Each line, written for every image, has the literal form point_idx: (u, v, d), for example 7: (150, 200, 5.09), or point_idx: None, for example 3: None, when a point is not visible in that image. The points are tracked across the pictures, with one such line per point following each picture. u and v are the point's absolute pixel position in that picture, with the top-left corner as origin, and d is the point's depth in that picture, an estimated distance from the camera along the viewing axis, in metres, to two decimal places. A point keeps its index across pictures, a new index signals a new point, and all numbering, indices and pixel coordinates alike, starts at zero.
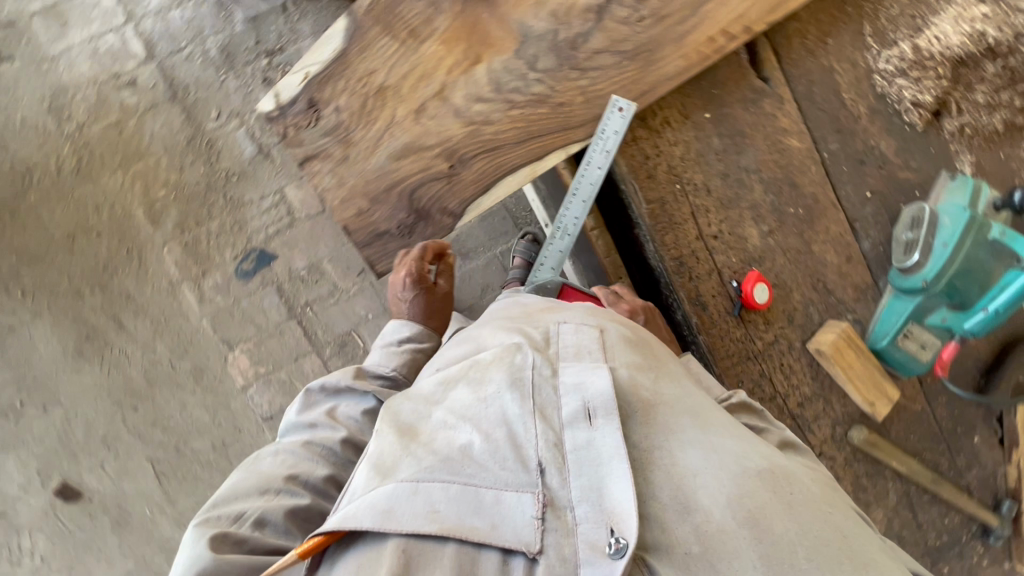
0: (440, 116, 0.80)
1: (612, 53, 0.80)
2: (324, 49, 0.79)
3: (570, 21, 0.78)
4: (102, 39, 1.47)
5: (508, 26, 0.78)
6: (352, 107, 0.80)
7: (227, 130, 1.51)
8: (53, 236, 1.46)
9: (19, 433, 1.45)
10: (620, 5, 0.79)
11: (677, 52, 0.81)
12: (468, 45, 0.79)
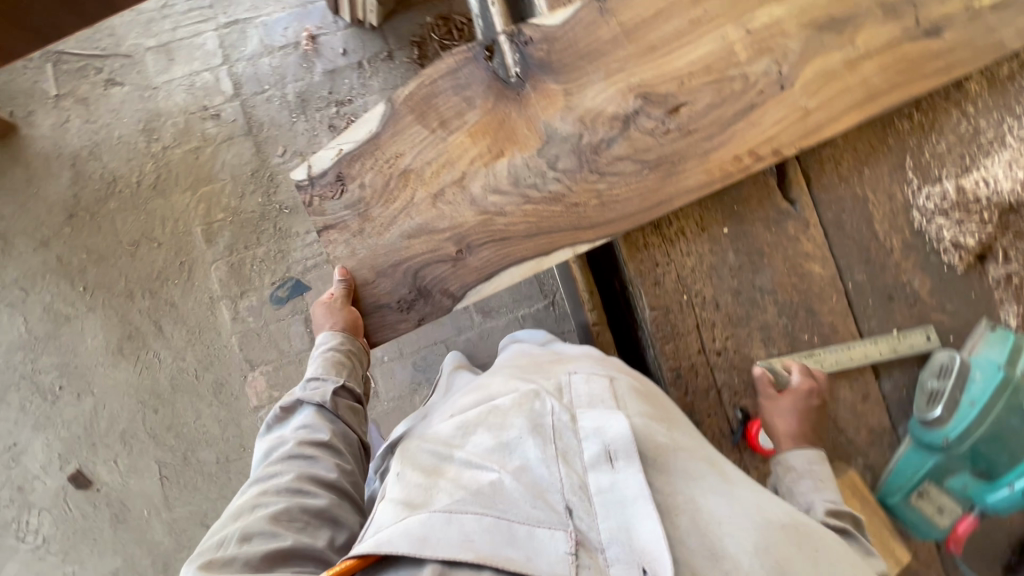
0: (457, 203, 0.85)
1: (634, 160, 0.84)
2: (360, 130, 0.87)
3: (596, 127, 0.84)
4: (199, 76, 1.65)
5: (535, 126, 0.85)
6: (375, 184, 0.86)
7: (289, 167, 1.64)
8: (119, 242, 1.60)
9: (52, 416, 1.56)
10: (647, 117, 0.84)
11: (700, 166, 0.84)
12: (494, 139, 0.85)
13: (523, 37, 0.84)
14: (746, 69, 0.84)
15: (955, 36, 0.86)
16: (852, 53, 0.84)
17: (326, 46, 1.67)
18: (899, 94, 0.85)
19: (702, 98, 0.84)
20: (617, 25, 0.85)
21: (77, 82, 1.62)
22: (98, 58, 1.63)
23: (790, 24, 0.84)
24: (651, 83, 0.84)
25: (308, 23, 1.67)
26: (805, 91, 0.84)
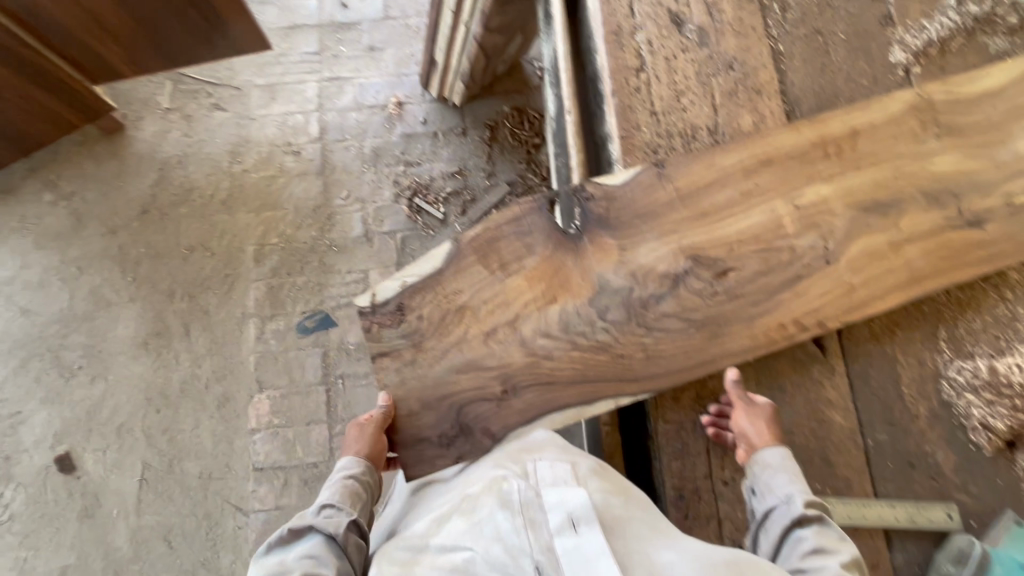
0: (506, 342, 0.87)
1: (681, 318, 0.87)
2: (426, 264, 0.91)
3: (646, 283, 0.87)
4: (292, 117, 1.82)
5: (588, 276, 0.88)
6: (432, 317, 0.89)
7: (348, 210, 1.76)
8: (177, 245, 1.70)
9: (61, 395, 1.59)
10: (696, 279, 0.87)
11: (746, 331, 0.86)
12: (549, 285, 0.88)
13: (585, 194, 0.89)
14: (792, 241, 0.88)
15: (999, 225, 0.90)
16: (896, 236, 0.89)
17: (410, 113, 1.84)
18: (940, 282, 0.88)
19: (749, 266, 0.87)
20: (673, 191, 0.89)
21: (186, 101, 1.81)
22: (212, 85, 1.83)
23: (836, 201, 0.89)
24: (703, 247, 0.88)
25: (399, 91, 1.86)
26: (852, 267, 0.88)
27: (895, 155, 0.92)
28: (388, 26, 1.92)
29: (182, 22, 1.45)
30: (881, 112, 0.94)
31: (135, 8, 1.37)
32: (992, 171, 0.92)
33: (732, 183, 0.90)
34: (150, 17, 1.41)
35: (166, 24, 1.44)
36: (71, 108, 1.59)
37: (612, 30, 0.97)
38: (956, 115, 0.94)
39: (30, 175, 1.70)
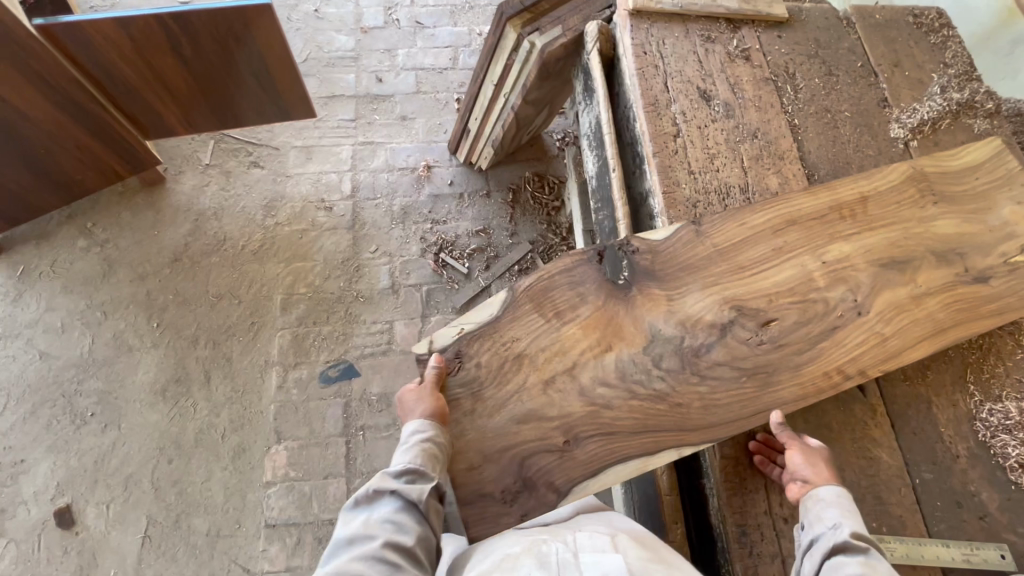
0: (567, 392, 0.87)
1: (731, 366, 0.89)
2: (481, 311, 0.91)
3: (696, 331, 0.90)
4: (326, 176, 1.93)
5: (641, 326, 0.90)
6: (491, 365, 0.88)
7: (375, 263, 1.82)
8: (205, 293, 1.73)
9: (70, 442, 1.53)
10: (741, 329, 0.90)
11: (792, 380, 0.89)
12: (603, 333, 0.90)
13: (631, 248, 0.93)
14: (824, 293, 0.93)
15: (1004, 281, 0.96)
16: (915, 290, 0.94)
17: (438, 176, 1.96)
18: (960, 333, 0.93)
19: (788, 317, 0.91)
20: (711, 246, 0.95)
21: (226, 158, 1.91)
22: (251, 144, 1.94)
23: (858, 260, 0.95)
24: (746, 297, 0.92)
25: (428, 156, 1.99)
26: (880, 318, 0.93)
27: (903, 218, 0.98)
28: (419, 98, 2.09)
29: (240, 85, 1.57)
30: (883, 179, 1.02)
31: (199, 70, 1.49)
32: (986, 235, 0.99)
33: (765, 239, 0.96)
34: (212, 80, 1.53)
35: (224, 86, 1.56)
36: (121, 162, 1.67)
37: (651, 102, 1.10)
38: (951, 184, 1.02)
39: (67, 223, 1.74)
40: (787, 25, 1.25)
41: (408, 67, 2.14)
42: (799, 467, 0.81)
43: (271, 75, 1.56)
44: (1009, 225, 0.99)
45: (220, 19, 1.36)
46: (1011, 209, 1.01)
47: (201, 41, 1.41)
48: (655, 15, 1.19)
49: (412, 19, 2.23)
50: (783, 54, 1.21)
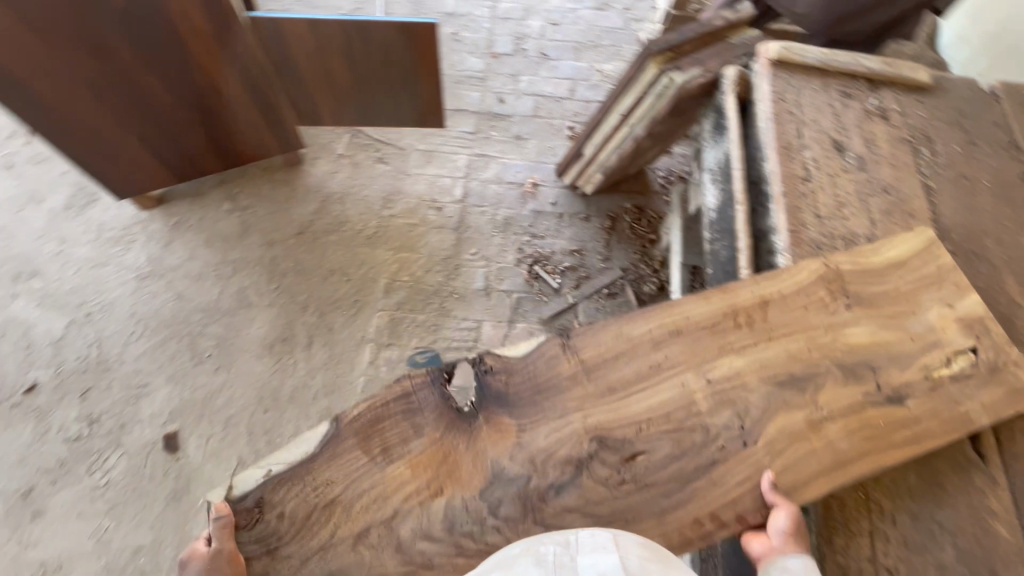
0: (380, 547, 0.81)
1: (585, 513, 0.84)
2: (293, 449, 0.85)
3: (546, 471, 0.85)
4: (441, 179, 2.09)
5: (481, 463, 0.85)
6: (297, 514, 0.82)
7: (473, 265, 1.94)
8: (320, 267, 1.90)
9: (186, 377, 1.71)
10: (603, 464, 0.86)
11: (657, 528, 0.84)
12: (434, 475, 0.84)
13: (485, 364, 0.88)
14: (705, 419, 0.89)
15: (921, 403, 0.93)
16: (816, 413, 0.90)
17: (542, 194, 2.07)
18: (865, 464, 0.88)
19: (661, 449, 0.87)
20: (579, 363, 0.91)
21: (357, 152, 2.12)
22: (380, 142, 2.14)
23: (749, 377, 0.91)
24: (611, 426, 0.88)
25: (536, 174, 2.12)
26: (770, 449, 0.89)
27: (809, 330, 0.95)
28: (535, 122, 2.24)
29: (390, 88, 1.78)
30: (790, 281, 0.99)
31: (362, 70, 1.70)
32: (907, 343, 0.96)
33: (641, 355, 0.92)
34: (369, 80, 1.74)
35: (377, 86, 1.77)
36: (274, 141, 1.88)
37: (785, 145, 1.14)
38: (867, 286, 0.98)
39: (217, 187, 1.99)
40: (928, 92, 1.26)
41: (529, 92, 2.31)
42: (781, 529, 0.84)
43: (419, 83, 1.76)
44: (934, 332, 0.97)
45: (394, 29, 1.57)
46: (939, 313, 0.99)
47: (372, 46, 1.62)
48: (796, 67, 1.24)
49: (539, 51, 2.41)
50: (923, 118, 1.22)
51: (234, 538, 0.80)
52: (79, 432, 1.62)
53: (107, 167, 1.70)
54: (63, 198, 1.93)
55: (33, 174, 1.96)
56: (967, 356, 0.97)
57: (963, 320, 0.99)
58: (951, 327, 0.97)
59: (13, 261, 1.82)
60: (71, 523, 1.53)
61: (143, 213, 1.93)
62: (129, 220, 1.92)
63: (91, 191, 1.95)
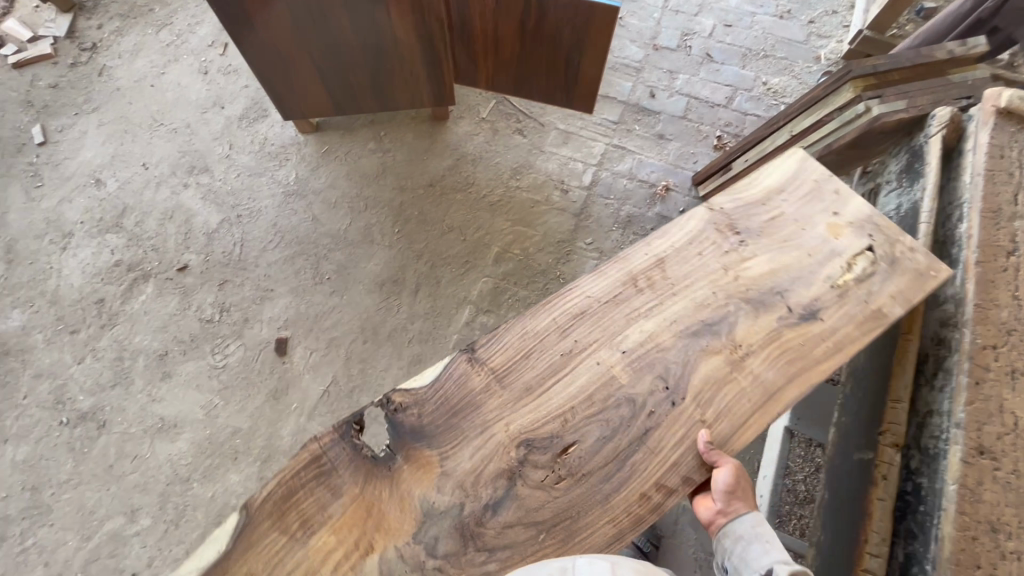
0: None
1: (523, 524, 0.88)
2: (206, 553, 0.87)
3: (477, 492, 0.90)
4: (573, 163, 2.07)
5: (409, 501, 0.89)
6: None
7: (586, 255, 1.92)
8: (441, 221, 1.97)
9: (306, 292, 1.86)
10: (535, 465, 0.91)
11: (603, 517, 0.89)
12: (360, 531, 0.88)
13: (392, 405, 0.94)
14: (627, 391, 0.95)
15: (834, 313, 1.00)
16: (735, 352, 0.97)
17: (672, 200, 2.00)
18: (794, 387, 0.95)
19: (590, 435, 0.93)
20: (489, 373, 0.97)
21: (499, 119, 2.15)
22: (521, 114, 2.16)
23: (660, 335, 0.99)
24: (531, 431, 0.93)
25: (670, 178, 2.04)
26: (697, 400, 0.95)
27: (708, 276, 1.03)
28: (681, 123, 2.15)
29: (551, 66, 1.80)
30: (681, 237, 1.07)
31: (529, 44, 1.73)
32: (805, 260, 1.03)
33: (550, 349, 0.98)
34: (532, 52, 1.76)
35: (538, 62, 1.79)
36: (428, 96, 1.97)
37: (991, 209, 1.02)
38: (752, 224, 1.07)
39: (366, 127, 2.12)
40: None
41: (683, 92, 2.21)
42: (722, 487, 0.89)
43: (579, 66, 1.77)
44: (828, 242, 1.05)
45: (573, 9, 1.57)
46: (828, 223, 1.07)
47: (546, 22, 1.64)
48: None
49: (704, 51, 2.29)
50: None
51: None
52: (211, 316, 1.82)
53: (283, 89, 1.86)
54: (240, 109, 2.15)
55: (220, 83, 2.20)
56: (866, 255, 1.03)
57: (855, 225, 1.06)
58: (842, 233, 1.05)
59: (190, 156, 2.07)
60: (189, 392, 1.73)
61: (300, 137, 2.10)
62: (288, 141, 2.10)
63: (262, 108, 2.16)
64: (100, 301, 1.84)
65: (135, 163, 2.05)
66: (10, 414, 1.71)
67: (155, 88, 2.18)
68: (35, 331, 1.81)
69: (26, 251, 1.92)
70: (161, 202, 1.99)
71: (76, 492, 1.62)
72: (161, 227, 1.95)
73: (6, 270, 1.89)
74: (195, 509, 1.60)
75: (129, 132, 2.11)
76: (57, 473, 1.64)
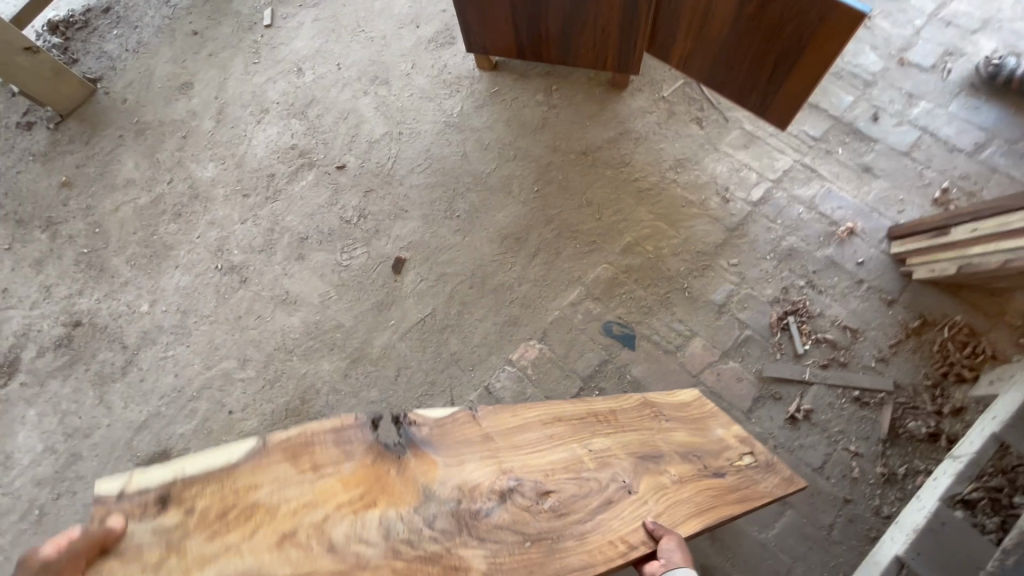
0: (310, 548, 0.67)
1: (511, 533, 0.76)
2: (212, 455, 0.71)
3: (473, 497, 0.77)
4: (747, 171, 1.83)
5: (410, 485, 0.75)
6: (203, 519, 0.67)
7: (723, 276, 1.71)
8: (581, 193, 1.88)
9: (434, 222, 1.92)
10: (522, 493, 0.80)
11: (577, 548, 0.78)
12: (366, 489, 0.73)
13: (404, 420, 0.80)
14: (593, 473, 0.88)
15: (735, 478, 1.02)
16: (667, 475, 0.94)
17: (851, 247, 1.69)
18: (716, 510, 0.94)
19: (566, 490, 0.83)
20: (482, 428, 0.85)
21: (680, 102, 1.96)
22: (706, 103, 1.95)
23: (617, 452, 0.94)
24: (525, 470, 0.83)
25: (860, 221, 1.71)
26: (645, 497, 0.89)
27: (647, 430, 1.03)
28: (900, 161, 1.76)
29: (756, 61, 1.56)
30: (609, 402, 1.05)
31: (742, 29, 1.51)
32: (709, 443, 1.07)
33: (534, 425, 0.90)
34: (738, 41, 1.55)
35: (741, 54, 1.58)
36: (611, 60, 1.85)
37: None
38: (674, 407, 1.13)
39: (540, 77, 2.06)
40: None
41: (917, 123, 1.80)
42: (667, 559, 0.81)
43: (788, 71, 1.53)
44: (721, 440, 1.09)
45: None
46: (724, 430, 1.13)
47: (770, 12, 1.42)
48: None
49: (965, 81, 1.84)
50: None
51: (95, 537, 0.62)
52: (350, 218, 1.97)
53: (475, 21, 1.86)
54: (432, 32, 2.21)
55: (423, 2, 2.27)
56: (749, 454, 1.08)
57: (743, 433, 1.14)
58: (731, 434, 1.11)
59: (377, 65, 2.19)
60: (314, 278, 1.91)
61: (476, 72, 2.11)
62: (464, 72, 2.12)
63: (451, 36, 2.19)
64: (271, 176, 2.08)
65: (332, 61, 2.23)
66: (185, 247, 2.03)
67: None
68: (220, 185, 2.10)
69: (231, 116, 2.21)
70: (342, 102, 2.16)
71: (210, 328, 1.90)
72: (335, 124, 2.12)
73: (214, 128, 2.20)
74: (289, 379, 1.79)
75: (336, 32, 2.28)
76: (202, 307, 1.94)
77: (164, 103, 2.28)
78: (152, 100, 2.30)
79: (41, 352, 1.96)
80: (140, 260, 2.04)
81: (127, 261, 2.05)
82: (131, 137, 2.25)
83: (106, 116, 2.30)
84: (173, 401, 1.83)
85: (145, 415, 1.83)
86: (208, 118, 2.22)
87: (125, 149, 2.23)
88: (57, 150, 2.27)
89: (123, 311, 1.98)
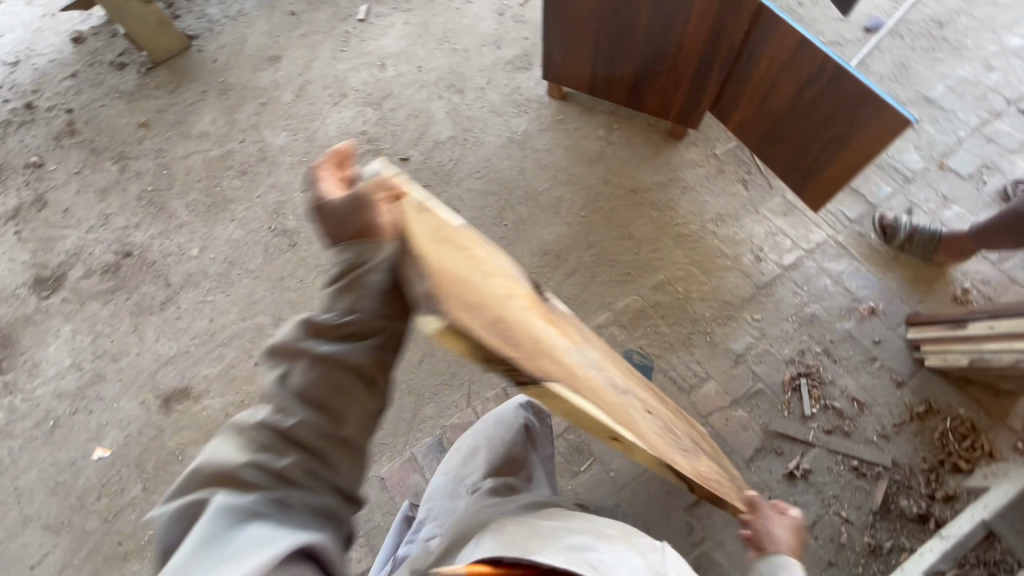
0: (537, 323, 0.75)
1: (637, 409, 0.91)
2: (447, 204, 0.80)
3: (607, 371, 0.91)
4: (782, 236, 1.93)
5: (571, 335, 0.87)
6: (471, 257, 0.73)
7: (745, 328, 1.80)
8: (624, 226, 1.99)
9: (482, 225, 2.03)
10: (631, 392, 0.95)
11: (674, 450, 0.95)
12: (550, 317, 0.83)
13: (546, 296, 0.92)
14: (664, 417, 1.06)
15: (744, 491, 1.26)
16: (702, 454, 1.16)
17: (870, 324, 1.78)
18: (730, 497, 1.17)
19: (654, 412, 1.00)
20: (591, 339, 1.01)
21: (730, 162, 2.08)
22: (753, 167, 2.07)
23: (675, 419, 1.13)
24: (627, 382, 0.99)
25: (882, 302, 1.81)
26: (696, 455, 1.09)
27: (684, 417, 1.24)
28: None
29: (804, 143, 1.70)
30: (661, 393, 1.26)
31: (798, 111, 1.65)
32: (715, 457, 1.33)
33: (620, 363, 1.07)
34: (791, 121, 1.69)
35: (792, 133, 1.72)
36: (675, 112, 1.99)
37: None
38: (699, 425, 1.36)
39: (604, 115, 2.20)
40: None
41: (949, 224, 1.91)
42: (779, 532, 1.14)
43: (831, 158, 1.65)
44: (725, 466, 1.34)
45: (863, 99, 1.46)
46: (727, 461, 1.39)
47: (824, 102, 1.56)
48: None
49: (999, 194, 1.95)
50: None
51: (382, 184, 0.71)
52: None
53: (556, 53, 2.01)
54: (511, 55, 2.37)
55: (508, 27, 2.44)
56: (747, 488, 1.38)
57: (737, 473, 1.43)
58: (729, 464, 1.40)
59: (455, 75, 2.34)
60: None
61: (546, 98, 2.26)
62: (535, 97, 2.27)
63: (529, 62, 2.35)
64: None
65: (414, 63, 2.39)
66: (244, 203, 2.14)
67: (459, 11, 2.50)
68: (287, 153, 2.23)
69: (311, 94, 2.36)
70: (416, 101, 2.30)
71: (252, 283, 1.99)
72: (406, 120, 2.26)
73: (293, 101, 2.34)
74: None
75: (423, 37, 2.45)
76: (248, 262, 2.03)
77: (251, 70, 2.44)
78: (241, 65, 2.45)
79: (88, 273, 2.05)
80: (199, 207, 2.15)
81: (187, 205, 2.16)
82: (213, 94, 2.39)
83: (195, 71, 2.45)
84: (203, 344, 1.91)
85: (174, 351, 1.90)
86: (289, 91, 2.37)
87: (206, 104, 2.37)
88: (143, 92, 2.41)
89: (173, 251, 2.07)
